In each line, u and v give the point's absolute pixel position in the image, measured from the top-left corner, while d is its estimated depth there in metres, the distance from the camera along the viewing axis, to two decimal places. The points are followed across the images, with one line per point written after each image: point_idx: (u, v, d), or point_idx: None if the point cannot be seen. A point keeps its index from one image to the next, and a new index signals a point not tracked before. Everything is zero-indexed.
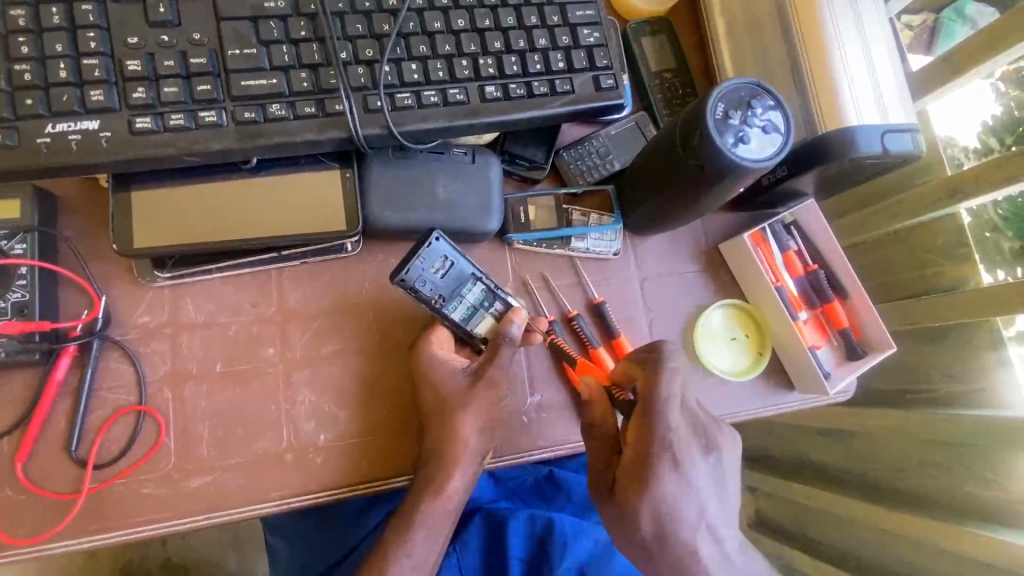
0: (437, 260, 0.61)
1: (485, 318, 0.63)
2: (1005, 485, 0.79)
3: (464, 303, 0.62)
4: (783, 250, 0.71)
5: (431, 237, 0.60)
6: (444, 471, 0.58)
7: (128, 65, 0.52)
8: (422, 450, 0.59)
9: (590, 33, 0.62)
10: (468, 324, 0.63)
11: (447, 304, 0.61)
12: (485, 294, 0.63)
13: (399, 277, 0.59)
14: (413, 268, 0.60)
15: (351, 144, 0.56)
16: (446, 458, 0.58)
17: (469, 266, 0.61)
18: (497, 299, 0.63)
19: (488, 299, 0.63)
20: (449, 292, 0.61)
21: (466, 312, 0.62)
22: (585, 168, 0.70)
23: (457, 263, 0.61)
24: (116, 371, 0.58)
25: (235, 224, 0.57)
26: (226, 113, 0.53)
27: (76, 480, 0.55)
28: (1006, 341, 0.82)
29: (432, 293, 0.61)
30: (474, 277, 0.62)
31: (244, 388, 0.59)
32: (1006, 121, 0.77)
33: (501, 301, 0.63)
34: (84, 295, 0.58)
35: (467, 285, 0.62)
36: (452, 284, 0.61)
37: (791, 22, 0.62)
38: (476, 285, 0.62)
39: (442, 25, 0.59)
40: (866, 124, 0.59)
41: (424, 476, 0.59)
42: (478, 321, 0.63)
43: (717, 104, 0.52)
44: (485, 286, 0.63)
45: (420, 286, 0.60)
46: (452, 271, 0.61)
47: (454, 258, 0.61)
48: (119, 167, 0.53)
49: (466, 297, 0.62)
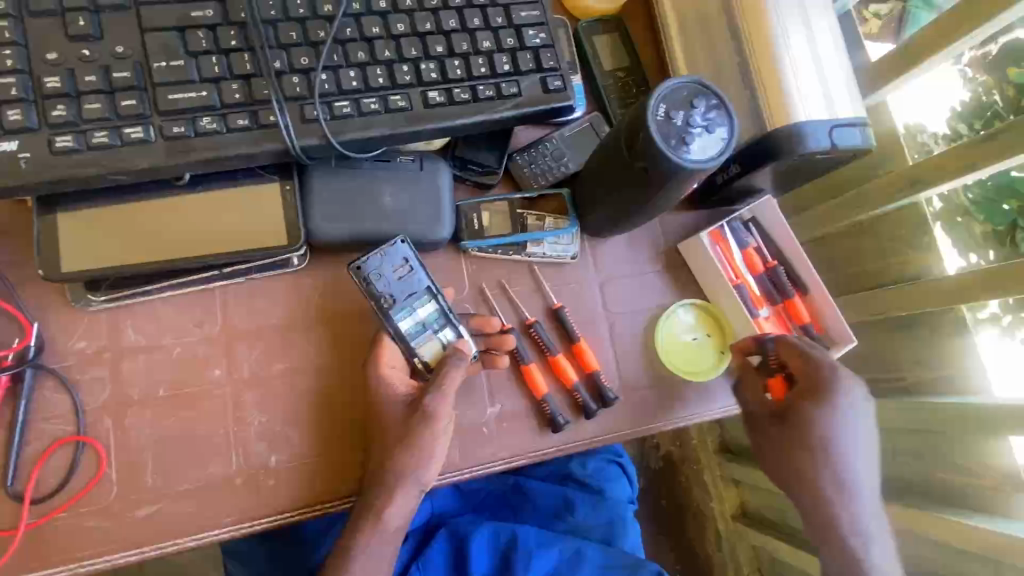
0: (397, 262, 0.60)
1: (432, 341, 0.61)
2: (976, 472, 0.81)
3: (414, 316, 0.60)
4: (742, 248, 0.71)
5: (396, 238, 0.60)
6: (382, 497, 0.56)
7: (47, 82, 0.50)
8: (366, 470, 0.57)
9: (536, 34, 0.61)
10: (414, 342, 0.60)
11: (397, 310, 0.60)
12: (437, 314, 0.61)
13: (355, 265, 0.59)
14: (371, 261, 0.59)
15: (288, 155, 0.54)
16: (382, 483, 0.56)
17: (425, 279, 0.60)
18: (448, 325, 0.61)
19: (440, 321, 0.61)
20: (401, 298, 0.60)
21: (414, 327, 0.60)
22: (539, 172, 0.68)
23: (416, 270, 0.60)
24: (53, 401, 0.55)
25: (171, 243, 0.55)
26: (154, 129, 0.51)
27: (12, 517, 0.53)
28: (979, 323, 0.83)
29: (386, 294, 0.60)
30: (428, 292, 0.61)
31: (190, 411, 0.57)
32: (975, 106, 0.82)
33: (451, 328, 0.61)
34: (15, 324, 0.56)
35: (420, 298, 0.61)
36: (406, 290, 0.60)
37: (739, 18, 0.62)
38: (429, 301, 0.61)
39: (381, 30, 0.57)
40: (814, 121, 0.58)
41: (364, 499, 0.57)
42: (424, 342, 0.60)
43: (658, 105, 0.51)
44: (439, 306, 0.61)
45: (374, 281, 0.59)
46: (409, 277, 0.60)
47: (414, 265, 0.60)
48: (41, 189, 0.50)
49: (418, 310, 0.61)
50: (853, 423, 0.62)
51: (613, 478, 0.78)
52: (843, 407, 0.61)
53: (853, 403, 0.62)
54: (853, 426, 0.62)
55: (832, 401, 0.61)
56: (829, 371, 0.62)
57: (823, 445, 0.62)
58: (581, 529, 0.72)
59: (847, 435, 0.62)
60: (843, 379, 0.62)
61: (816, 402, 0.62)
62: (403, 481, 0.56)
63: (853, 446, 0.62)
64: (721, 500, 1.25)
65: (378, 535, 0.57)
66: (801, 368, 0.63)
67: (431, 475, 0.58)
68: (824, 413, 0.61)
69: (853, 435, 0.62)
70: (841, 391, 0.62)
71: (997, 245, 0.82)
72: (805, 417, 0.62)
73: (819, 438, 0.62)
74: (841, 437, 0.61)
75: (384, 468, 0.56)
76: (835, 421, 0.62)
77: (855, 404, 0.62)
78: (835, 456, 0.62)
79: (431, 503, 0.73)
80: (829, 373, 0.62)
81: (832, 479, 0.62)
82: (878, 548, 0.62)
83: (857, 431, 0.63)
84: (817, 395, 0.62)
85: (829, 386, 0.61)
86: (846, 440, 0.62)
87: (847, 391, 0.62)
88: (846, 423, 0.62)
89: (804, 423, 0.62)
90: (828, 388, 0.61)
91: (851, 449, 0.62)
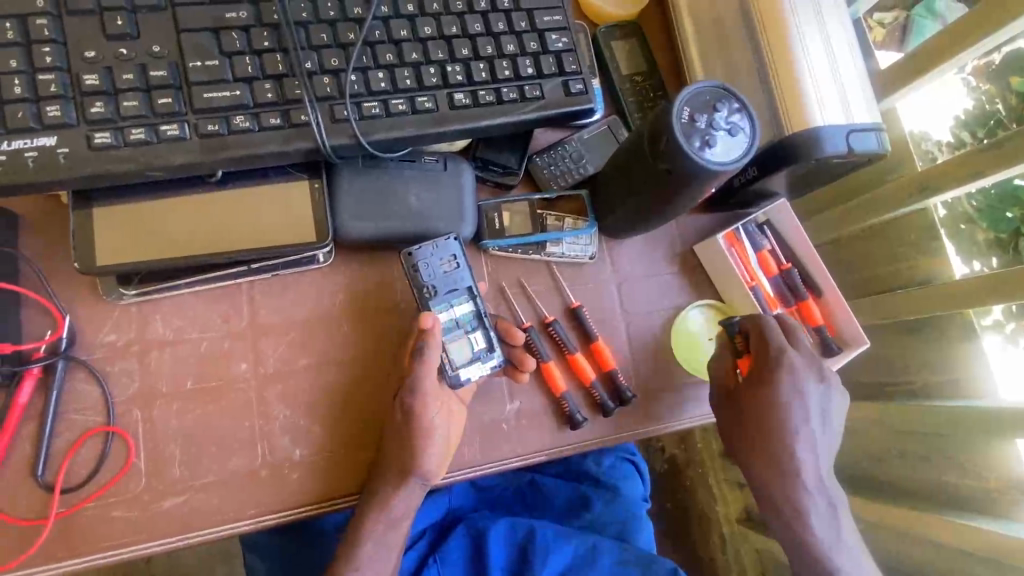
0: (446, 257, 0.62)
1: (460, 340, 0.61)
2: (983, 474, 0.82)
3: (452, 311, 0.62)
4: (758, 250, 0.72)
5: (450, 234, 0.62)
6: (385, 487, 0.58)
7: (86, 79, 0.51)
8: (379, 462, 0.58)
9: (558, 38, 0.62)
10: (446, 336, 0.61)
11: (435, 301, 0.61)
12: (472, 316, 0.62)
13: (407, 249, 0.61)
14: (423, 252, 0.61)
15: (318, 154, 0.56)
16: (384, 472, 0.58)
17: (469, 279, 0.62)
18: (481, 328, 0.62)
19: (474, 323, 0.62)
20: (442, 291, 0.61)
21: (448, 321, 0.61)
22: (558, 173, 0.69)
23: (461, 268, 0.62)
24: (82, 392, 0.56)
25: (202, 239, 0.56)
26: (188, 127, 0.52)
27: (42, 506, 0.54)
28: (984, 329, 0.85)
29: (429, 284, 0.61)
30: (468, 292, 0.62)
31: (217, 404, 0.58)
32: (978, 115, 0.84)
33: (482, 331, 0.62)
34: (46, 316, 0.57)
35: (459, 296, 0.62)
36: (449, 283, 0.61)
37: (757, 25, 0.63)
38: (467, 301, 0.62)
39: (408, 33, 0.58)
40: (831, 125, 0.60)
41: (368, 490, 0.58)
42: (454, 338, 0.61)
43: (682, 109, 0.52)
44: (475, 308, 0.62)
45: (421, 269, 0.61)
46: (455, 272, 0.62)
47: (461, 262, 0.62)
48: (78, 184, 0.51)
49: (454, 307, 0.62)
50: (806, 404, 0.64)
51: (627, 476, 0.79)
52: (791, 389, 0.63)
53: (804, 384, 0.64)
54: (811, 406, 0.64)
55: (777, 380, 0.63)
56: (779, 355, 0.63)
57: (782, 424, 0.64)
58: (596, 523, 0.73)
59: (800, 416, 0.64)
60: (792, 364, 0.63)
61: (771, 386, 0.63)
62: (398, 472, 0.58)
63: (807, 426, 0.64)
64: (726, 502, 1.25)
65: (385, 522, 0.59)
66: (756, 353, 0.65)
67: (432, 467, 0.59)
68: (774, 394, 0.63)
69: (812, 413, 0.64)
70: (794, 374, 0.63)
71: (1002, 252, 0.82)
72: (758, 398, 0.64)
73: (778, 420, 0.63)
74: (794, 418, 0.64)
75: (383, 458, 0.58)
76: (785, 403, 0.64)
77: (807, 386, 0.64)
78: (790, 436, 0.64)
79: (448, 498, 0.74)
80: (778, 357, 0.64)
81: (789, 458, 0.64)
82: (828, 521, 0.65)
83: (812, 412, 0.64)
84: (766, 378, 0.64)
85: (779, 370, 0.63)
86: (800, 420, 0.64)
87: (796, 373, 0.63)
88: (800, 403, 0.64)
89: (758, 405, 0.64)
90: (779, 370, 0.63)
91: (804, 429, 0.64)
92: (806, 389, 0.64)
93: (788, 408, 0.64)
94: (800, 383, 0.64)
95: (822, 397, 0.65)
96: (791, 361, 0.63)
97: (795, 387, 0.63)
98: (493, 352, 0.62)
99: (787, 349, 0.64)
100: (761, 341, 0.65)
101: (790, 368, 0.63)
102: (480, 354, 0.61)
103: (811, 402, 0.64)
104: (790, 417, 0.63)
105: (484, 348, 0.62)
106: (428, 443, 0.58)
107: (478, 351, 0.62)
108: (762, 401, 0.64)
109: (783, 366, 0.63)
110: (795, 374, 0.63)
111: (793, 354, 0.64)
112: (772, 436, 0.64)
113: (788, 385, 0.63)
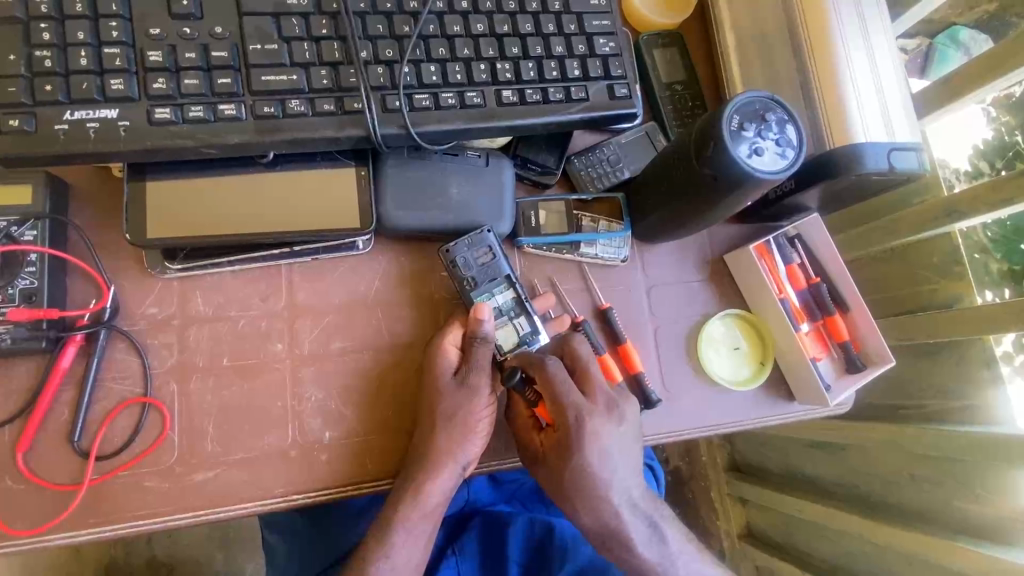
0: (482, 250, 0.63)
1: (506, 326, 0.64)
2: (995, 502, 0.79)
3: (494, 300, 0.63)
4: (787, 264, 0.72)
5: (484, 227, 0.63)
6: (424, 474, 0.57)
7: (149, 55, 0.52)
8: (411, 445, 0.59)
9: (606, 42, 0.62)
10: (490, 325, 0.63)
11: (476, 292, 0.63)
12: (513, 304, 0.64)
13: (445, 247, 0.63)
14: (459, 248, 0.63)
15: (368, 142, 0.57)
16: (423, 460, 0.57)
17: (507, 268, 0.63)
18: (524, 314, 0.64)
19: (516, 310, 0.64)
20: (483, 282, 0.63)
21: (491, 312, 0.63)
22: (595, 176, 0.70)
23: (499, 258, 0.63)
24: (123, 362, 0.57)
25: (248, 218, 0.57)
26: (245, 108, 0.53)
27: (77, 472, 0.55)
28: (996, 359, 0.82)
29: (468, 276, 0.63)
30: (507, 280, 0.64)
31: (251, 382, 0.59)
32: (996, 146, 0.79)
33: (525, 317, 0.64)
34: (93, 286, 0.58)
35: (499, 285, 0.64)
36: (488, 275, 0.63)
37: (802, 40, 0.64)
38: (508, 289, 0.64)
39: (461, 29, 0.59)
40: (873, 142, 0.60)
41: (403, 477, 0.58)
42: (501, 325, 0.64)
43: (732, 116, 0.53)
44: (516, 295, 0.64)
45: (459, 263, 0.63)
46: (493, 264, 0.63)
47: (498, 254, 0.63)
48: (135, 157, 0.53)
49: (496, 297, 0.64)
50: (607, 470, 0.58)
51: None
52: (589, 456, 0.58)
53: (593, 450, 0.58)
54: (606, 462, 0.59)
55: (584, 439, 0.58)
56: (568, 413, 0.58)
57: (570, 487, 0.59)
58: None
59: (607, 480, 0.59)
60: (582, 421, 0.58)
61: (572, 454, 0.58)
62: (445, 459, 0.57)
63: (623, 487, 0.60)
64: (728, 517, 1.25)
65: (422, 511, 0.58)
66: (556, 413, 0.59)
67: (469, 455, 0.59)
68: (580, 465, 0.58)
69: (610, 479, 0.59)
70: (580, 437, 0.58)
71: (1014, 283, 0.79)
72: (557, 466, 0.59)
73: (563, 485, 0.59)
74: (600, 483, 0.59)
75: (427, 445, 0.58)
76: (591, 471, 0.58)
77: (602, 455, 0.58)
78: (594, 500, 0.59)
79: (467, 491, 0.74)
80: (573, 424, 0.58)
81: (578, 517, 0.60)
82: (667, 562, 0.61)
83: (611, 466, 0.59)
84: (565, 448, 0.58)
85: (570, 435, 0.58)
86: (595, 485, 0.58)
87: (596, 440, 0.58)
88: (578, 468, 0.58)
89: (559, 469, 0.59)
90: (566, 436, 0.58)
91: (598, 495, 0.59)
92: (601, 457, 0.58)
93: (590, 476, 0.58)
94: (586, 453, 0.58)
95: (608, 450, 0.58)
96: (591, 427, 0.58)
97: (582, 456, 0.58)
98: (538, 334, 0.64)
99: (569, 409, 0.58)
100: (555, 400, 0.59)
101: (579, 436, 0.58)
102: (526, 338, 0.64)
103: (613, 468, 0.59)
104: (590, 482, 0.58)
105: (530, 332, 0.64)
106: (482, 423, 0.59)
107: (524, 335, 0.64)
108: (561, 469, 0.59)
109: (579, 433, 0.58)
110: (573, 438, 0.58)
111: (587, 413, 0.59)
112: (581, 500, 0.59)
113: (587, 451, 0.58)
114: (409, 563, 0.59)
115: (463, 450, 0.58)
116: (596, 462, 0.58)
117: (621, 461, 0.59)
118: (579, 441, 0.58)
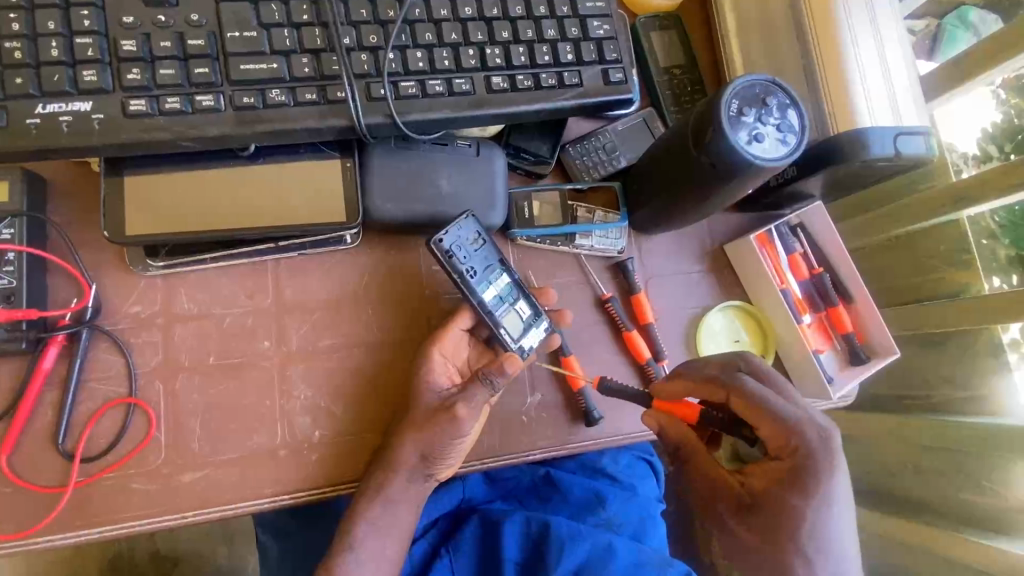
0: (471, 236, 0.59)
1: (510, 314, 0.61)
2: (1001, 492, 0.77)
3: (493, 288, 0.60)
4: (789, 253, 0.70)
5: (464, 215, 0.59)
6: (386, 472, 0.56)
7: (123, 45, 0.50)
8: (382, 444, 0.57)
9: (600, 25, 0.60)
10: (495, 311, 0.60)
11: (478, 281, 0.59)
12: (512, 287, 0.61)
13: (436, 238, 0.57)
14: (451, 236, 0.58)
15: (353, 132, 0.55)
16: (390, 462, 0.57)
17: (499, 253, 0.60)
18: (523, 297, 0.62)
19: (515, 293, 0.61)
20: (481, 271, 0.59)
21: (494, 298, 0.60)
22: (590, 164, 0.68)
23: (489, 243, 0.60)
24: (106, 362, 0.56)
25: (230, 214, 0.56)
26: (224, 98, 0.52)
27: (62, 474, 0.54)
28: (1002, 347, 0.80)
29: (466, 265, 0.58)
30: (502, 265, 0.61)
31: (237, 380, 0.58)
32: (1007, 129, 0.77)
33: (526, 300, 0.62)
34: (75, 285, 0.57)
35: (494, 271, 0.60)
36: (483, 262, 0.59)
37: (805, 20, 0.61)
38: (504, 274, 0.61)
39: (449, 12, 0.56)
40: (880, 126, 0.58)
41: (372, 476, 0.57)
42: (503, 314, 0.60)
43: (731, 100, 0.51)
44: (513, 279, 0.61)
45: (456, 254, 0.58)
46: (484, 250, 0.59)
47: (487, 239, 0.60)
48: (109, 151, 0.51)
49: (495, 283, 0.60)
50: (836, 512, 0.53)
51: (641, 476, 0.79)
52: (831, 490, 0.52)
53: (838, 479, 0.53)
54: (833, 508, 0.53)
55: (806, 481, 0.52)
56: (810, 444, 0.52)
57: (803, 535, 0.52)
58: (612, 523, 0.71)
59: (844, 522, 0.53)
60: (822, 457, 0.52)
61: (792, 488, 0.53)
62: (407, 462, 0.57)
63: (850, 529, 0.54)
64: None
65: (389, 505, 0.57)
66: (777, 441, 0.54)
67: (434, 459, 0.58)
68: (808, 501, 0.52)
69: (830, 529, 0.53)
70: (823, 474, 0.52)
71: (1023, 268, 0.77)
72: (781, 503, 0.53)
73: (788, 537, 0.53)
74: (817, 532, 0.52)
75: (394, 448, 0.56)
76: (816, 512, 0.52)
77: (844, 483, 0.53)
78: (811, 554, 0.53)
79: (462, 489, 0.74)
80: (804, 450, 0.52)
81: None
82: None
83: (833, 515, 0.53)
84: (793, 477, 0.53)
85: (808, 469, 0.52)
86: (821, 539, 0.52)
87: (822, 476, 0.52)
88: (815, 512, 0.52)
89: (779, 509, 0.53)
90: (805, 475, 0.52)
91: (838, 547, 0.53)
92: (839, 495, 0.53)
93: (808, 523, 0.52)
94: (816, 489, 0.52)
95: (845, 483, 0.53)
96: (836, 451, 0.52)
97: (824, 493, 0.52)
98: (541, 316, 0.62)
99: (801, 435, 0.52)
100: (772, 422, 0.54)
101: (819, 468, 0.52)
102: (529, 321, 0.61)
103: (838, 516, 0.53)
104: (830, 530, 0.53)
105: (532, 315, 0.62)
106: (456, 446, 0.58)
107: (528, 319, 0.61)
108: (779, 502, 0.53)
109: (815, 464, 0.52)
110: (820, 476, 0.52)
111: (819, 441, 0.52)
112: (811, 555, 0.52)
113: (820, 487, 0.52)
114: (382, 560, 0.59)
115: (433, 463, 0.58)
116: (829, 499, 0.52)
117: (839, 511, 0.53)
118: (823, 478, 0.52)
